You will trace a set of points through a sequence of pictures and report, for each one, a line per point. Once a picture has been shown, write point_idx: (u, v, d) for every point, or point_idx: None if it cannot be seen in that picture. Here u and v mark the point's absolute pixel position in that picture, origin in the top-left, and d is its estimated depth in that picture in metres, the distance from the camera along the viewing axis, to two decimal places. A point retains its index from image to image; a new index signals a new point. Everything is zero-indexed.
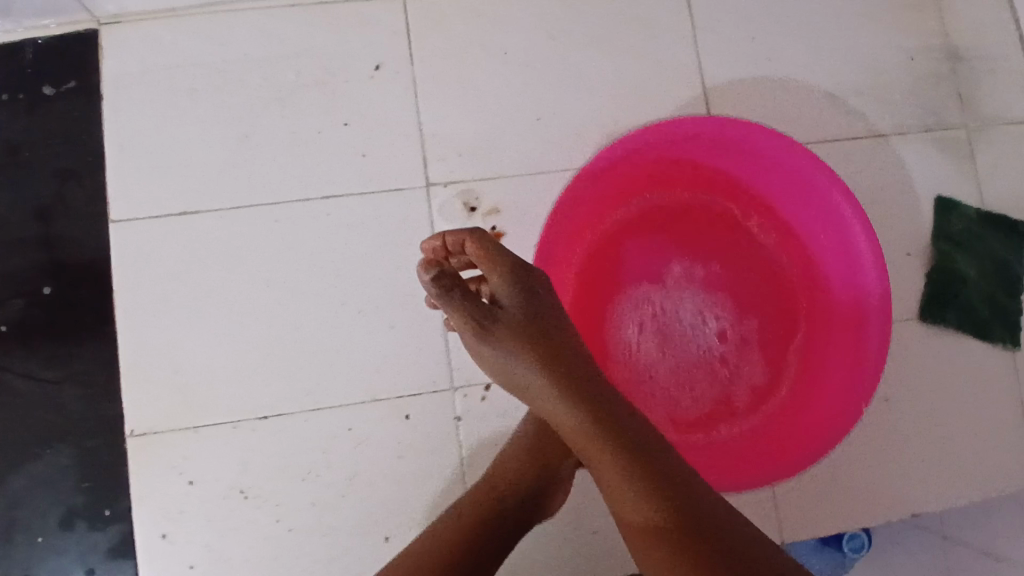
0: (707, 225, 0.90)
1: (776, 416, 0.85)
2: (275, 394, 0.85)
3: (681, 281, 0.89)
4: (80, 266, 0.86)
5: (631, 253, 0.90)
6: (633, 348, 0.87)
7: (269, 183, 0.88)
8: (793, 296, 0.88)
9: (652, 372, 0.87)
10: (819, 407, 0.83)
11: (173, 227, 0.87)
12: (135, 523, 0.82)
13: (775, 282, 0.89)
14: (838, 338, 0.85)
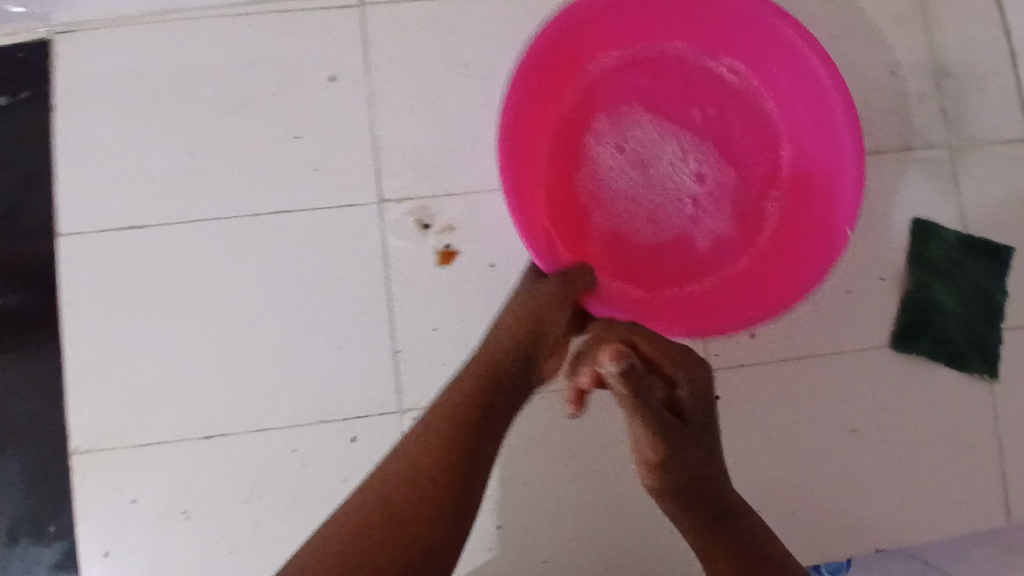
0: (675, 90, 0.87)
1: (749, 266, 0.84)
2: (219, 412, 0.83)
3: (651, 132, 0.87)
4: (29, 278, 0.85)
5: (598, 110, 0.87)
6: (604, 195, 0.86)
7: (219, 197, 0.87)
8: (764, 158, 0.87)
9: (623, 223, 0.85)
10: (796, 264, 0.82)
11: (122, 240, 0.86)
12: (77, 540, 0.82)
13: (745, 144, 0.87)
14: (812, 211, 0.84)
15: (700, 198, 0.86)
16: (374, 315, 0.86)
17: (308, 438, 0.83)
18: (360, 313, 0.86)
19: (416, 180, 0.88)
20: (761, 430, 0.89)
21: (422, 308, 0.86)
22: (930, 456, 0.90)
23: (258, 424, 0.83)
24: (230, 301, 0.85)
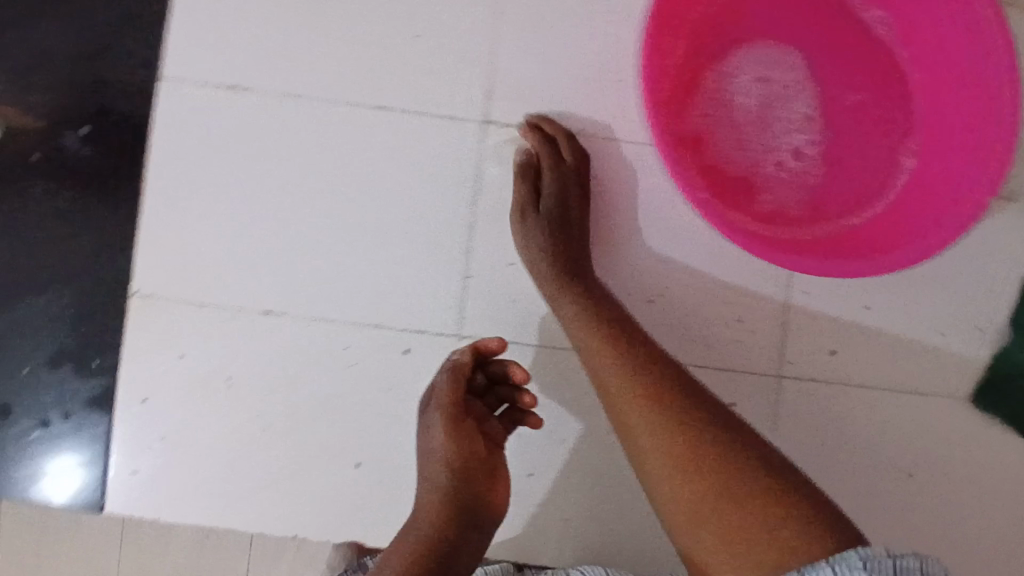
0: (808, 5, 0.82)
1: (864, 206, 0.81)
2: (281, 292, 0.83)
3: (775, 48, 0.82)
4: (121, 115, 0.83)
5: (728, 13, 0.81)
6: (722, 108, 0.81)
7: (326, 79, 0.84)
8: (889, 85, 0.81)
9: (738, 139, 0.81)
10: (909, 205, 0.80)
11: (220, 100, 0.84)
12: (118, 381, 0.82)
13: (866, 65, 0.82)
14: (937, 149, 0.80)
15: (815, 127, 0.82)
16: (449, 237, 0.84)
17: (359, 340, 0.83)
18: (435, 232, 0.84)
19: (523, 113, 0.84)
20: (812, 452, 0.85)
21: (500, 242, 0.83)
22: (980, 523, 0.86)
23: (316, 315, 0.83)
24: (313, 188, 0.84)
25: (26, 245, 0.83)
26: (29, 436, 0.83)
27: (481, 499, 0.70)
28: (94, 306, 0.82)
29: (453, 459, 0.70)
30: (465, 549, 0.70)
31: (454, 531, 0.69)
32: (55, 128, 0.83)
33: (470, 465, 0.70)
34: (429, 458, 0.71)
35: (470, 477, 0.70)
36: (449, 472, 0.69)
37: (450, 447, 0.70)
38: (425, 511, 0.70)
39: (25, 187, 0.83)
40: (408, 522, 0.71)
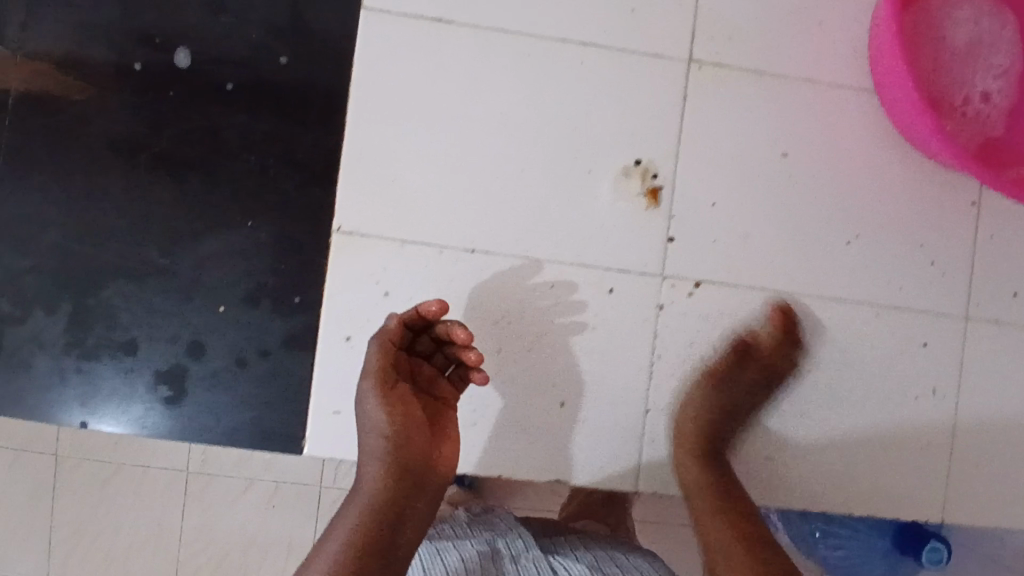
0: None
1: None
2: (487, 230, 0.81)
3: None
4: (324, 45, 0.81)
5: None
6: (928, 37, 0.82)
7: (531, 13, 0.82)
8: None
9: (937, 70, 0.82)
10: None
11: (425, 30, 0.81)
12: (322, 320, 0.80)
13: None
14: None
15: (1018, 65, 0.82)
16: (654, 176, 0.83)
17: (565, 279, 0.82)
18: (640, 171, 0.82)
19: (728, 53, 0.84)
20: (997, 392, 0.88)
21: (704, 183, 0.83)
22: None
23: (521, 252, 0.82)
24: (518, 125, 0.82)
25: (224, 177, 0.80)
26: (222, 377, 0.80)
27: (422, 462, 0.72)
28: (296, 241, 0.80)
29: (383, 421, 0.73)
30: (413, 507, 0.71)
31: (404, 491, 0.71)
32: (256, 56, 0.80)
33: (405, 425, 0.73)
34: (374, 429, 0.73)
35: (409, 440, 0.73)
36: (392, 437, 0.73)
37: (389, 403, 0.74)
38: (374, 474, 0.72)
39: (223, 118, 0.80)
40: (359, 488, 0.71)
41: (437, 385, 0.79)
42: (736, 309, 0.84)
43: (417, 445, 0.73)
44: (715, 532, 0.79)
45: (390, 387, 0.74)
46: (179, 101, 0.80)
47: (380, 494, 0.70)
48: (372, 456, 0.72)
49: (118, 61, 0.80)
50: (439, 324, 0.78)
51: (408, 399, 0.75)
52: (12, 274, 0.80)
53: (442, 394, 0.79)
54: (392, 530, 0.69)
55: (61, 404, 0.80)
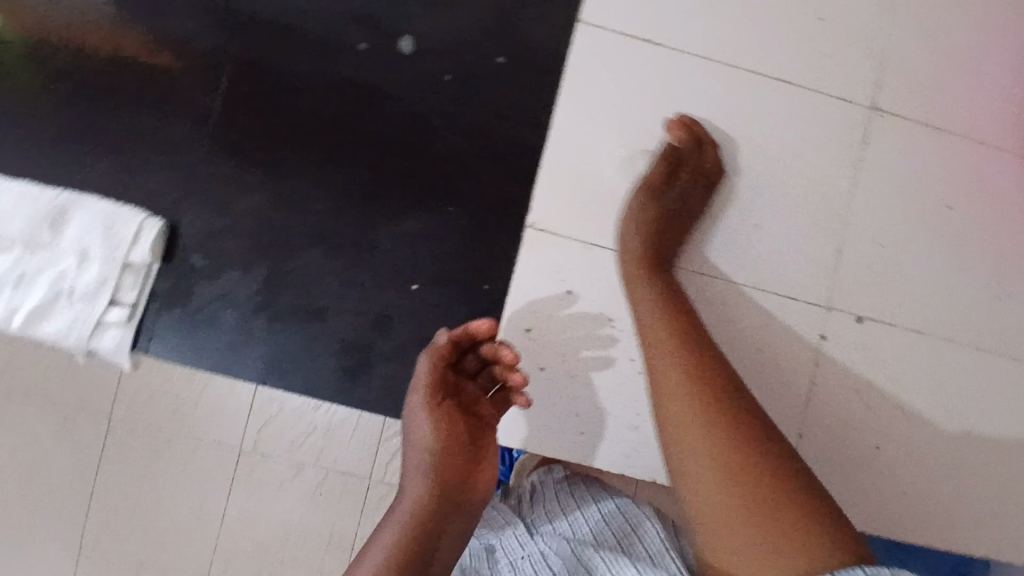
0: None
1: None
2: (669, 244, 0.84)
3: None
4: (535, 50, 0.85)
5: None
6: None
7: (732, 44, 0.86)
8: None
9: None
10: None
11: (628, 50, 0.85)
12: (505, 310, 0.82)
13: None
14: None
15: None
16: (830, 211, 0.87)
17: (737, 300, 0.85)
18: (813, 205, 0.86)
19: (905, 106, 0.89)
20: None
21: (872, 225, 0.87)
22: None
23: (698, 269, 0.85)
24: (706, 151, 0.86)
25: (426, 163, 0.83)
26: (404, 353, 0.82)
27: (461, 486, 0.72)
28: (488, 232, 0.84)
29: (429, 439, 0.71)
30: (447, 529, 0.71)
31: (440, 513, 0.70)
32: (471, 53, 0.84)
33: (447, 446, 0.72)
34: (420, 445, 0.72)
35: (451, 463, 0.71)
36: (436, 458, 0.71)
37: (437, 424, 0.72)
38: (416, 493, 0.71)
39: (436, 107, 0.84)
40: (399, 504, 0.71)
41: (481, 405, 0.76)
42: (889, 348, 0.88)
43: (455, 468, 0.71)
44: (699, 455, 0.72)
45: (436, 406, 0.72)
46: (392, 86, 0.83)
47: (421, 513, 0.70)
48: (416, 475, 0.71)
49: (338, 39, 0.83)
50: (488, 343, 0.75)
51: (455, 420, 0.73)
52: (207, 231, 0.82)
53: (484, 414, 0.76)
54: (428, 548, 0.69)
55: (239, 362, 0.82)
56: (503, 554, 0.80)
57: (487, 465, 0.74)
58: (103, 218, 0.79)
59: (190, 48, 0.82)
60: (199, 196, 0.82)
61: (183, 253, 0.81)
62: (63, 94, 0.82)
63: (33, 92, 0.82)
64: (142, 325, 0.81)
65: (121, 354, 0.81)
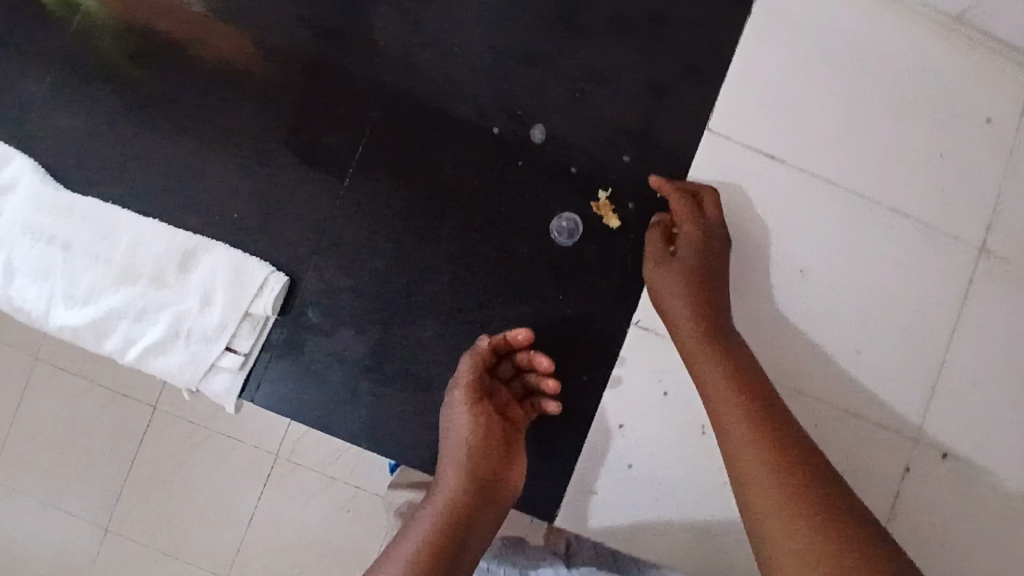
0: None
1: None
2: (768, 358, 0.87)
3: None
4: (663, 152, 0.87)
5: None
6: None
7: (852, 170, 0.88)
8: None
9: None
10: None
11: (753, 162, 0.87)
12: (601, 403, 0.86)
13: None
14: None
15: None
16: (927, 345, 0.88)
17: (826, 420, 0.87)
18: (911, 337, 0.88)
19: (1018, 249, 0.89)
20: None
21: (971, 362, 0.88)
22: None
23: (793, 385, 0.87)
24: (815, 271, 0.87)
25: (545, 250, 0.86)
26: None
27: (488, 480, 0.75)
28: (596, 324, 0.86)
29: (466, 432, 0.77)
30: (475, 523, 0.74)
31: (469, 505, 0.73)
32: (601, 149, 0.86)
33: (485, 444, 0.76)
34: (456, 439, 0.77)
35: (480, 457, 0.75)
36: (466, 453, 0.75)
37: (478, 425, 0.77)
38: (452, 483, 0.74)
39: (560, 197, 0.86)
40: (437, 493, 0.74)
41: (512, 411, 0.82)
42: (975, 488, 0.88)
43: (490, 468, 0.75)
44: (754, 473, 0.67)
45: (470, 406, 0.78)
46: (521, 172, 0.86)
47: (451, 504, 0.73)
48: (449, 468, 0.75)
49: (475, 123, 0.87)
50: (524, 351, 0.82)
51: (487, 420, 0.78)
52: (327, 289, 0.84)
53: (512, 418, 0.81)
54: (457, 541, 0.71)
55: (337, 422, 0.84)
56: None
57: (513, 462, 0.77)
58: (231, 265, 0.82)
59: (334, 113, 0.87)
60: (324, 253, 0.85)
61: (302, 307, 0.84)
62: (209, 141, 0.86)
63: (180, 135, 0.86)
64: (251, 373, 0.83)
65: (227, 398, 0.82)
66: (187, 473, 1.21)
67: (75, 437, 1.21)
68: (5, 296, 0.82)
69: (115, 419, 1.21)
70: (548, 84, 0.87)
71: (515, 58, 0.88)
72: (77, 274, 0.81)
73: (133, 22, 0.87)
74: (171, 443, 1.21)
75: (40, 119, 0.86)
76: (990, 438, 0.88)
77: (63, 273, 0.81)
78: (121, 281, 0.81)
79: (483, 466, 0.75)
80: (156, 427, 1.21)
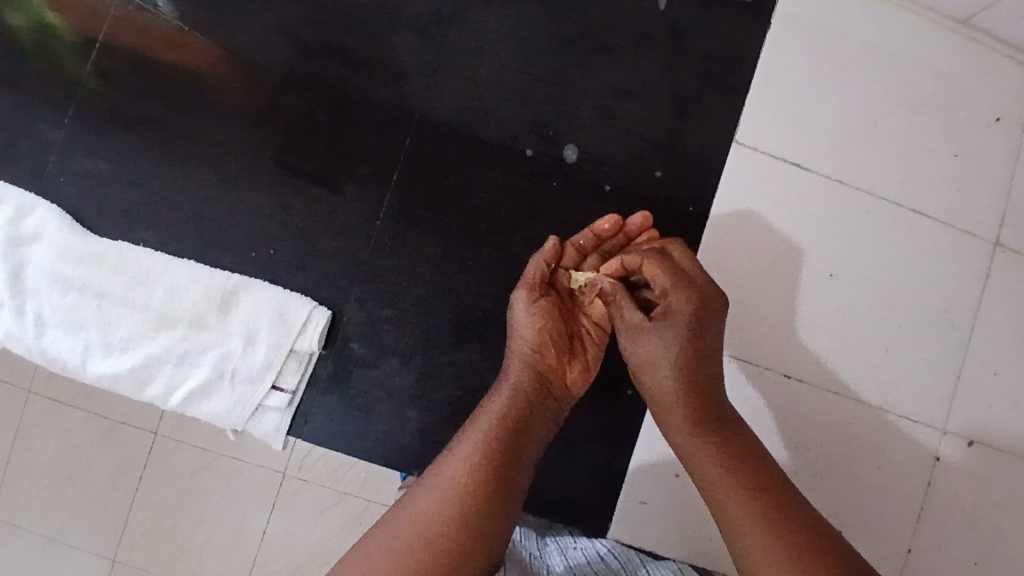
0: None
1: None
2: (802, 360, 0.90)
3: None
4: (694, 166, 0.88)
5: None
6: None
7: (873, 173, 0.91)
8: None
9: None
10: None
11: (779, 170, 0.90)
12: (648, 416, 0.87)
13: None
14: None
15: None
16: (950, 337, 0.92)
17: (860, 417, 0.90)
18: (935, 331, 0.91)
19: None
20: None
21: (991, 351, 0.92)
22: None
23: (827, 384, 0.90)
24: (843, 272, 0.90)
25: None
26: (550, 450, 0.86)
27: (555, 370, 0.72)
28: None
29: (528, 327, 0.73)
30: (534, 422, 0.68)
31: (537, 396, 0.69)
32: (634, 166, 0.88)
33: (546, 335, 0.72)
34: (519, 334, 0.73)
35: (551, 347, 0.72)
36: (534, 341, 0.72)
37: (541, 317, 0.73)
38: (508, 382, 0.70)
39: (595, 215, 0.87)
40: (490, 400, 0.69)
41: (593, 303, 0.77)
42: (999, 471, 0.92)
43: (550, 361, 0.72)
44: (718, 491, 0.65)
45: (541, 293, 0.75)
46: (555, 191, 0.87)
47: (517, 400, 0.68)
48: (516, 357, 0.72)
49: (506, 143, 0.87)
50: (616, 237, 0.82)
51: (558, 308, 0.75)
52: (369, 320, 0.85)
53: (596, 312, 0.77)
54: (518, 434, 0.66)
55: (388, 454, 0.85)
56: (553, 538, 0.78)
57: (581, 359, 0.74)
58: (273, 304, 0.82)
59: (364, 140, 0.86)
60: (364, 284, 0.85)
61: (345, 340, 0.84)
62: (240, 176, 0.85)
63: (209, 172, 0.85)
64: (298, 410, 0.84)
65: (276, 437, 0.82)
66: (192, 517, 0.94)
67: (46, 478, 0.95)
68: (38, 350, 0.80)
69: (100, 448, 0.95)
70: (579, 103, 0.88)
71: (543, 79, 0.88)
72: (112, 323, 0.80)
73: (153, 61, 0.85)
74: (173, 475, 0.94)
75: (69, 165, 0.85)
76: (1012, 423, 0.92)
77: (97, 323, 0.80)
78: (159, 327, 0.80)
79: (543, 355, 0.71)
80: (155, 454, 0.95)
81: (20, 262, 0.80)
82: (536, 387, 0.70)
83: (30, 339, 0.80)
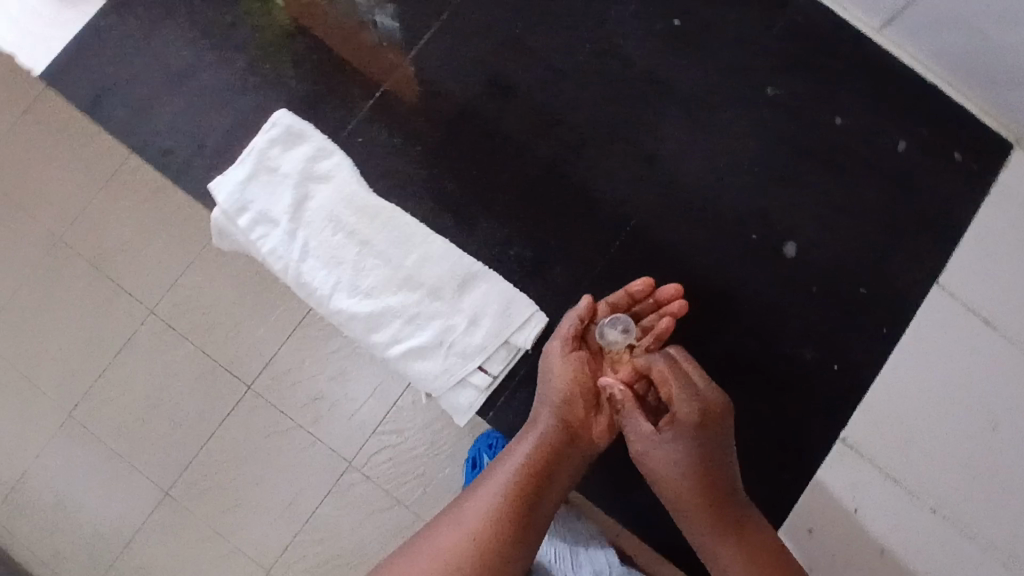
0: None
1: None
2: (952, 499, 0.92)
3: None
4: (895, 293, 0.96)
5: None
6: None
7: None
8: None
9: None
10: None
11: (964, 321, 0.96)
12: (798, 504, 0.92)
13: None
14: None
15: None
16: None
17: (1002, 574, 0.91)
18: None
19: None
20: None
21: None
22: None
23: (974, 532, 0.92)
24: (1005, 429, 0.94)
25: (774, 356, 0.95)
26: None
27: (582, 422, 0.81)
28: (808, 431, 0.93)
29: (561, 379, 0.83)
30: (557, 477, 0.77)
31: (563, 440, 0.79)
32: (840, 277, 0.96)
33: (574, 385, 0.83)
34: (555, 381, 0.83)
35: (579, 398, 0.82)
36: (565, 392, 0.82)
37: (568, 373, 0.83)
38: (541, 429, 0.79)
39: (796, 310, 0.95)
40: (517, 447, 0.78)
41: (620, 362, 0.87)
42: None
43: (574, 410, 0.81)
44: None
45: (575, 346, 0.85)
46: (765, 279, 0.96)
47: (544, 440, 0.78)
48: (549, 403, 0.82)
49: (734, 224, 0.96)
50: (648, 302, 0.90)
51: (590, 365, 0.85)
52: None
53: (622, 371, 0.86)
54: (538, 487, 0.74)
55: None
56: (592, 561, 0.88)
57: (607, 416, 0.83)
58: (502, 298, 0.91)
59: (612, 184, 0.96)
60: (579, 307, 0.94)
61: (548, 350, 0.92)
62: (499, 181, 0.95)
63: (460, 162, 0.95)
64: (492, 395, 0.92)
65: (466, 413, 0.91)
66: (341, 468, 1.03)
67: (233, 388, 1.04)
68: (295, 271, 0.90)
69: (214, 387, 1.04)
70: (807, 212, 0.97)
71: (780, 181, 0.97)
72: (365, 269, 0.90)
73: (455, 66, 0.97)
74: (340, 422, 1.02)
75: (357, 131, 0.95)
76: None
77: (352, 265, 0.90)
78: (403, 286, 0.90)
79: (566, 405, 0.81)
80: (237, 418, 1.04)
81: (305, 194, 0.92)
82: (562, 431, 0.79)
83: (293, 260, 0.90)
